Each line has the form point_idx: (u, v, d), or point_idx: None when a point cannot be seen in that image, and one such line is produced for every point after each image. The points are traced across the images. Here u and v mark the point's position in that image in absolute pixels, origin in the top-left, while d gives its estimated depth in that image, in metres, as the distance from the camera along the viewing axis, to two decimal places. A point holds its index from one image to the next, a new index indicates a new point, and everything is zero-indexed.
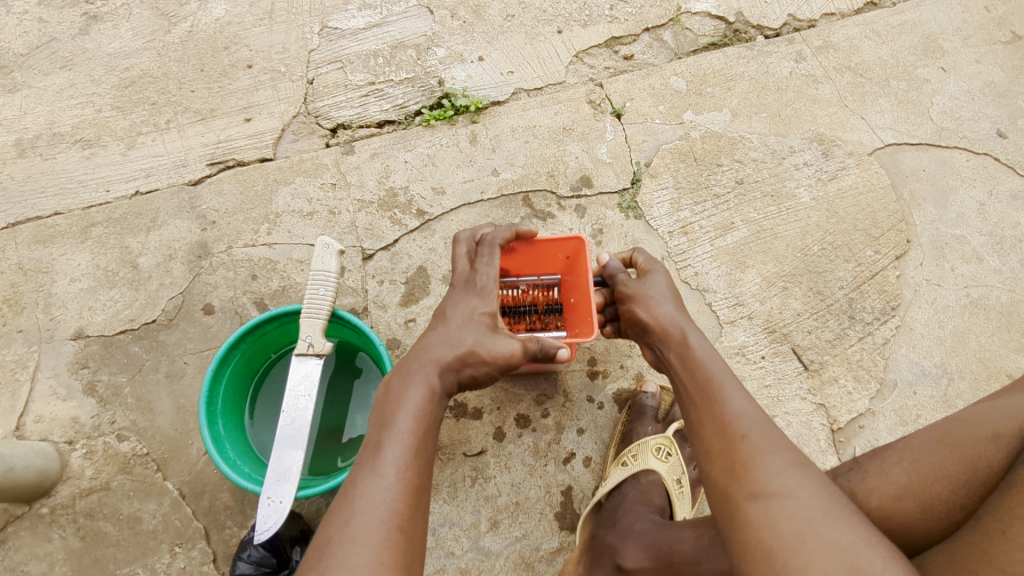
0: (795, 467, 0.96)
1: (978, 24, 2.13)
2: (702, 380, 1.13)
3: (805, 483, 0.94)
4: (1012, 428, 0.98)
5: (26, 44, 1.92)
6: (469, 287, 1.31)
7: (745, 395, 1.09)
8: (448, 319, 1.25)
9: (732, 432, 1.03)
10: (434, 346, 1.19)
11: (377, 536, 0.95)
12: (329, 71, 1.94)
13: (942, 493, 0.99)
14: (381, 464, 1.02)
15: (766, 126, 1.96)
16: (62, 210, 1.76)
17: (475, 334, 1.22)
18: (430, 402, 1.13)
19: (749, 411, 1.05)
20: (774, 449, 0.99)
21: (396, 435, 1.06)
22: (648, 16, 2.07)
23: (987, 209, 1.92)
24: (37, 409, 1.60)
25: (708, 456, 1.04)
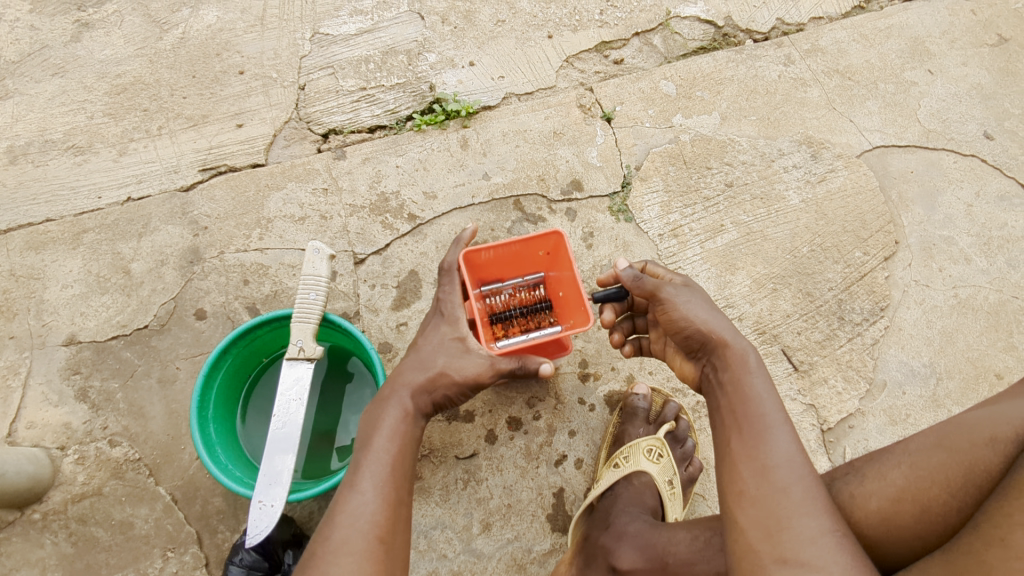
0: (829, 535, 0.94)
1: (965, 27, 2.15)
2: (747, 421, 1.08)
3: (836, 555, 0.93)
4: (1010, 433, 0.95)
5: (18, 51, 1.93)
6: (437, 314, 1.33)
7: (790, 441, 1.04)
8: (420, 347, 1.28)
9: (772, 486, 0.99)
10: (407, 371, 1.24)
11: (360, 547, 1.02)
12: (321, 77, 1.96)
13: (940, 497, 0.98)
14: (360, 481, 1.09)
15: (755, 129, 1.98)
16: (53, 217, 1.77)
17: (447, 356, 1.26)
18: (407, 422, 1.18)
19: (792, 460, 1.02)
20: (812, 513, 0.97)
21: (375, 452, 1.12)
22: (638, 21, 2.09)
23: (974, 210, 1.93)
24: (28, 415, 1.60)
25: (740, 501, 1.01)
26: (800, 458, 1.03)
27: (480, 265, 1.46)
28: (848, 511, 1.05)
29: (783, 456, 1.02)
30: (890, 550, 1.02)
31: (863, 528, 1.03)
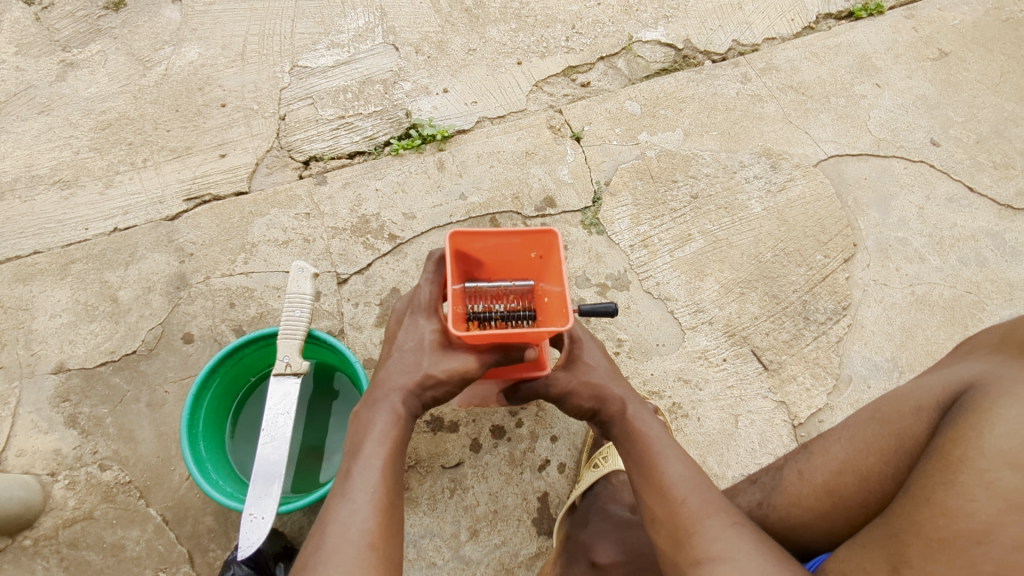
0: (731, 528, 1.04)
1: (908, 43, 2.29)
2: (642, 448, 1.18)
3: (742, 543, 1.01)
4: (931, 400, 1.02)
5: (4, 91, 1.99)
6: (414, 308, 1.25)
7: (683, 459, 1.15)
8: (401, 344, 1.22)
9: (673, 499, 1.09)
10: (393, 374, 1.19)
11: (350, 556, 1.01)
12: (300, 107, 2.04)
13: (876, 465, 1.06)
14: (352, 488, 1.08)
15: (717, 143, 2.09)
16: (41, 249, 1.81)
17: (431, 357, 1.20)
18: (398, 425, 1.16)
19: (686, 474, 1.12)
20: (711, 513, 1.06)
21: (364, 458, 1.11)
22: (602, 46, 2.21)
23: (926, 212, 2.05)
24: (18, 443, 1.62)
25: (654, 524, 1.11)
26: (699, 472, 1.14)
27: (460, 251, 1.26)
28: (799, 486, 1.17)
29: (675, 471, 1.12)
30: (839, 518, 1.11)
31: (812, 500, 1.14)
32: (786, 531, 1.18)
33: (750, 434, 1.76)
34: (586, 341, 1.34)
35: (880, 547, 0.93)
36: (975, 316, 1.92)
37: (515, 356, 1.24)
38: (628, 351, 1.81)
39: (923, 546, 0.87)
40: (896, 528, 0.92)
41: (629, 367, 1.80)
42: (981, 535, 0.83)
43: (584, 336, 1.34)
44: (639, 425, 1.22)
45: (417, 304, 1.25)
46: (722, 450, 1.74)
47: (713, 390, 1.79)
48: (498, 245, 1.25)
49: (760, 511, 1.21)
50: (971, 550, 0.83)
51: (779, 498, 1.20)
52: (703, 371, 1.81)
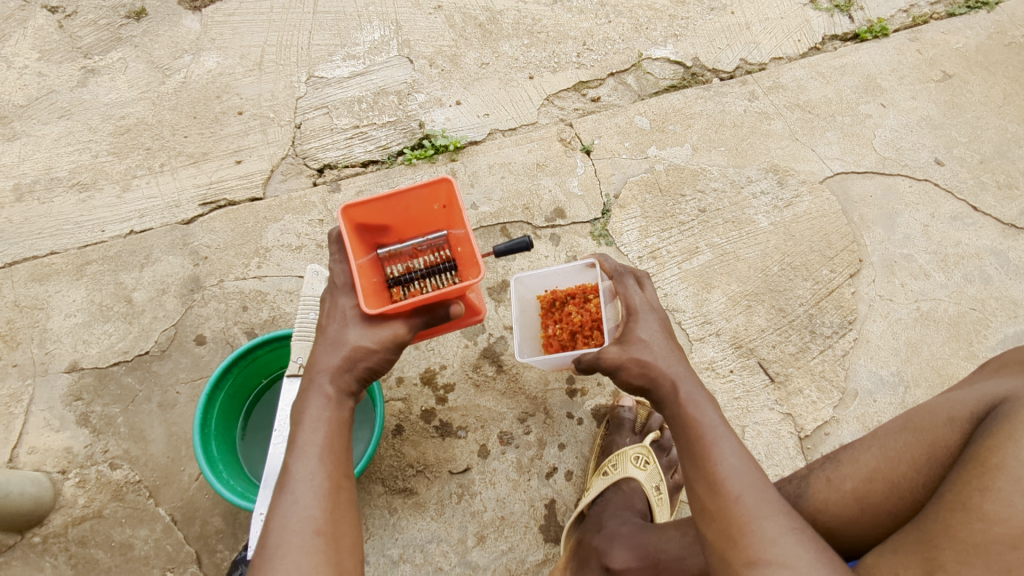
0: (790, 533, 1.01)
1: (913, 64, 2.33)
2: (693, 437, 1.13)
3: (801, 551, 0.99)
4: (965, 412, 1.05)
5: (26, 95, 2.03)
6: (332, 289, 1.23)
7: (739, 448, 1.10)
8: (325, 329, 1.21)
9: (727, 496, 1.05)
10: (321, 357, 1.17)
11: (295, 549, 1.01)
12: (316, 116, 2.08)
13: (908, 473, 1.08)
14: (290, 481, 1.06)
15: (724, 159, 2.12)
16: (58, 250, 1.84)
17: (358, 331, 1.19)
18: (333, 408, 1.14)
19: (741, 467, 1.07)
20: (769, 514, 1.03)
21: (301, 448, 1.10)
22: (612, 62, 2.25)
23: (930, 229, 2.07)
24: (30, 440, 1.64)
25: (704, 515, 1.07)
26: (754, 466, 1.08)
27: (360, 224, 1.25)
28: (827, 493, 1.16)
29: (730, 464, 1.07)
30: (867, 525, 1.13)
31: (841, 507, 1.14)
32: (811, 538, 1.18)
33: (756, 445, 1.77)
34: (647, 315, 1.30)
35: (910, 549, 0.96)
36: (980, 333, 1.94)
37: (442, 315, 1.25)
38: None
39: (958, 550, 0.90)
40: (927, 533, 0.95)
41: None
42: (1016, 540, 0.87)
43: (651, 311, 1.31)
44: (693, 411, 1.15)
45: (335, 284, 1.23)
46: None
47: (720, 401, 1.81)
48: (398, 205, 1.25)
49: None
50: (1006, 555, 0.87)
51: (804, 505, 1.18)
52: (710, 382, 1.82)
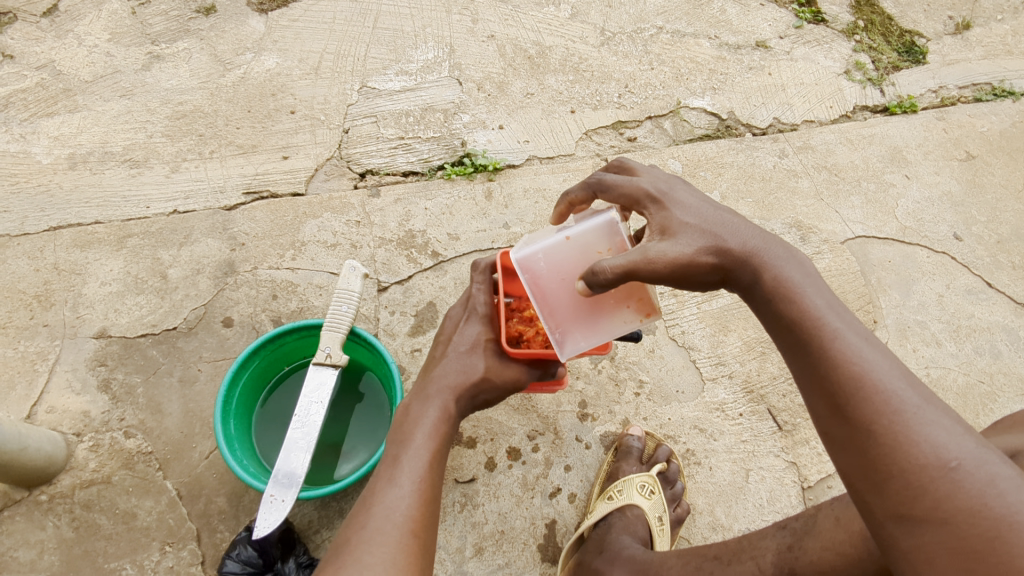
0: (947, 473, 0.81)
1: (938, 142, 2.42)
2: (802, 339, 0.97)
3: (962, 494, 0.80)
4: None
5: (92, 72, 2.12)
6: (471, 313, 1.42)
7: (868, 352, 0.92)
8: (457, 344, 1.38)
9: (854, 417, 0.88)
10: (448, 373, 1.33)
11: (391, 538, 1.08)
12: (364, 124, 2.15)
13: None
14: (399, 475, 1.16)
15: (751, 210, 2.19)
16: (102, 220, 1.90)
17: (485, 361, 1.35)
18: (445, 422, 1.28)
19: (871, 378, 0.89)
20: (914, 440, 0.84)
21: (413, 450, 1.21)
22: (652, 106, 2.34)
23: (945, 299, 2.12)
24: (50, 400, 1.67)
25: (829, 440, 0.92)
26: (887, 375, 0.89)
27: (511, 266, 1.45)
28: (835, 532, 1.24)
29: (852, 376, 0.90)
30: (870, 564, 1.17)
31: (847, 546, 1.20)
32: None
33: (759, 490, 1.78)
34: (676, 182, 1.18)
35: None
36: (986, 406, 1.97)
37: (551, 373, 1.42)
38: (648, 394, 1.86)
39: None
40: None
41: (648, 409, 1.85)
42: None
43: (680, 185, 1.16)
44: (800, 302, 1.00)
45: (475, 308, 1.42)
46: (731, 502, 1.77)
47: (727, 442, 1.83)
48: None
49: (791, 554, 1.27)
50: None
51: (812, 542, 1.26)
52: (719, 423, 1.85)
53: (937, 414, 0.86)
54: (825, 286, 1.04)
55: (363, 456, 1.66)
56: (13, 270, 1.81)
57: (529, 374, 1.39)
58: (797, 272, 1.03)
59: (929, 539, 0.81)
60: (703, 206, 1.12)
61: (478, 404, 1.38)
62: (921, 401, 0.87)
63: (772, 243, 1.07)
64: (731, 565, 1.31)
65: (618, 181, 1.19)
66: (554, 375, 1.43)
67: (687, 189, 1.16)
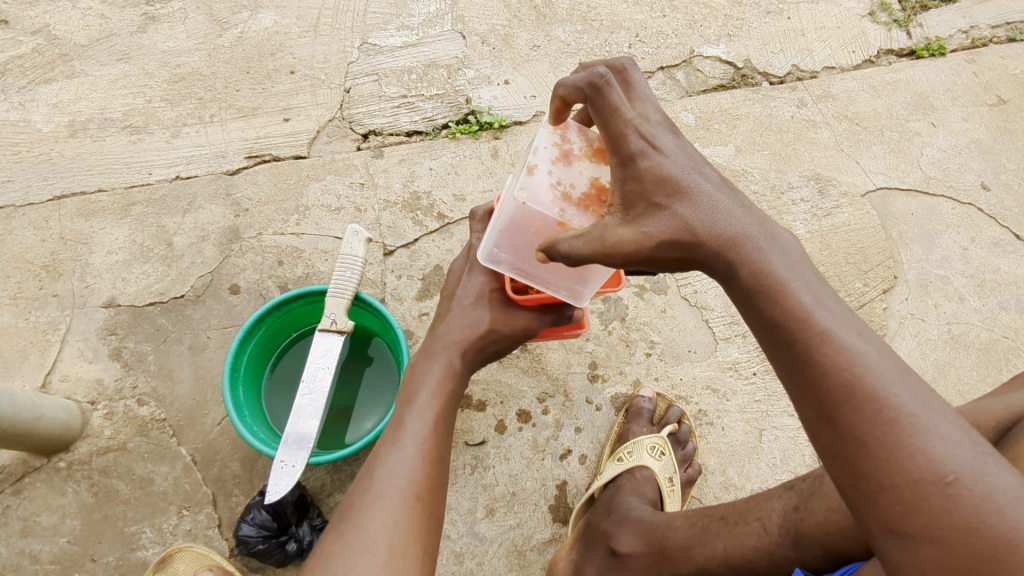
0: (941, 489, 0.76)
1: (967, 86, 2.30)
2: (787, 341, 0.89)
3: (958, 510, 0.75)
4: (991, 422, 1.08)
5: (87, 36, 2.07)
6: (472, 264, 1.42)
7: (860, 354, 0.85)
8: (460, 300, 1.37)
9: (843, 426, 0.83)
10: (453, 330, 1.33)
11: (395, 502, 1.08)
12: (365, 82, 2.09)
13: None
14: (402, 437, 1.16)
15: (767, 163, 2.11)
16: (105, 188, 1.88)
17: (491, 314, 1.35)
18: (450, 378, 1.28)
19: (862, 384, 0.83)
20: (908, 452, 0.78)
21: (416, 411, 1.21)
22: (663, 56, 2.24)
23: (969, 253, 2.05)
24: (64, 369, 1.69)
25: (818, 445, 0.87)
26: (881, 378, 0.83)
27: None
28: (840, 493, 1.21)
29: (841, 383, 0.84)
30: None
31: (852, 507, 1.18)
32: (820, 536, 1.21)
33: (772, 450, 1.77)
34: (665, 138, 1.01)
35: None
36: (1010, 362, 1.92)
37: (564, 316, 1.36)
38: (660, 354, 1.83)
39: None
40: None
41: (659, 369, 1.82)
42: None
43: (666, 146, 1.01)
44: (785, 301, 0.91)
45: (476, 259, 1.42)
46: (743, 462, 1.76)
47: (740, 402, 1.81)
48: None
49: (796, 515, 1.25)
50: None
51: (817, 503, 1.24)
52: (732, 383, 1.82)
53: (934, 419, 0.80)
54: (812, 277, 0.94)
55: (374, 420, 1.66)
56: (20, 241, 1.81)
57: (541, 321, 1.37)
58: (780, 265, 0.95)
59: (923, 558, 0.76)
60: (687, 173, 0.99)
61: (487, 355, 1.39)
62: (918, 410, 0.80)
63: (754, 225, 0.98)
64: (737, 525, 1.30)
65: (613, 103, 1.01)
66: (568, 319, 1.37)
67: (676, 149, 1.01)
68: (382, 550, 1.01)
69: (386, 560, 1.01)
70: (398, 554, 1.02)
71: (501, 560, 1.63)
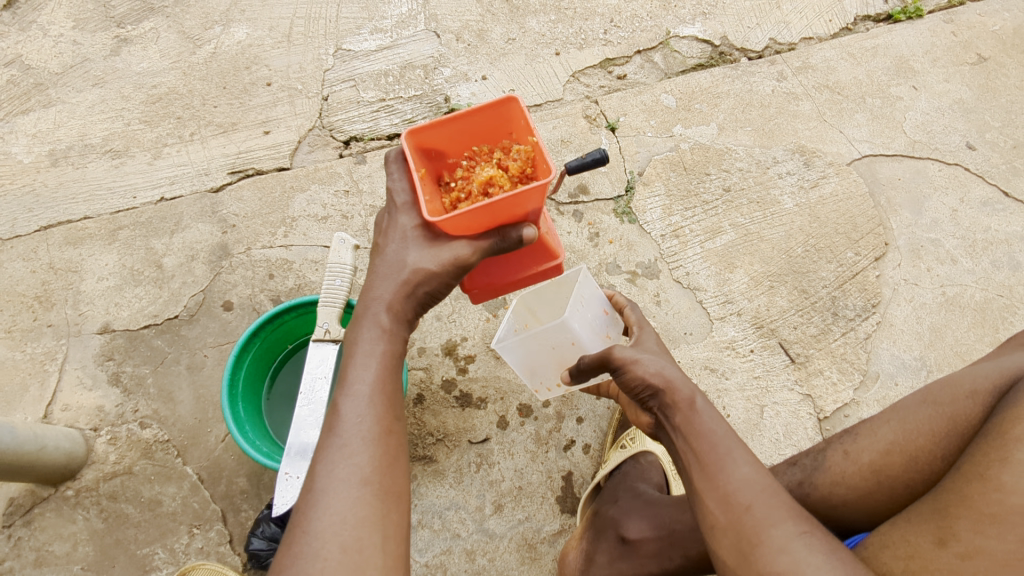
0: (800, 537, 0.94)
1: (946, 47, 2.29)
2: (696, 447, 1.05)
3: (813, 556, 0.92)
4: (988, 385, 1.06)
5: (61, 63, 2.07)
6: (391, 209, 1.21)
7: (744, 456, 1.03)
8: (383, 248, 1.18)
9: (736, 505, 0.98)
10: (377, 284, 1.14)
11: (340, 496, 0.96)
12: (343, 89, 2.08)
13: (926, 446, 1.09)
14: (338, 424, 1.02)
15: (751, 139, 2.10)
16: (91, 215, 1.88)
17: (418, 253, 1.16)
18: (387, 343, 1.10)
19: (749, 479, 1.00)
20: (777, 520, 0.96)
21: (350, 390, 1.05)
22: (640, 40, 2.23)
23: (959, 215, 2.05)
24: (64, 398, 1.70)
25: (712, 531, 1.00)
26: (762, 477, 1.00)
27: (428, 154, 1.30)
28: (843, 466, 1.17)
29: (738, 478, 1.00)
30: (878, 498, 1.14)
31: (858, 480, 1.15)
32: (823, 510, 1.18)
33: (774, 425, 1.78)
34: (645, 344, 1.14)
35: (925, 519, 0.95)
36: (1005, 320, 1.92)
37: (513, 239, 1.22)
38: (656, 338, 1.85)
39: (975, 520, 0.89)
40: (944, 502, 0.94)
41: None
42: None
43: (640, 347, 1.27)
44: (697, 418, 1.07)
45: (394, 202, 1.21)
46: (747, 439, 1.77)
47: (739, 380, 1.82)
48: (462, 129, 1.27)
49: (801, 491, 1.20)
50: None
51: (821, 478, 1.19)
52: (730, 361, 1.84)
53: (811, 550, 0.93)
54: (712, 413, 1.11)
55: None
56: (10, 273, 1.81)
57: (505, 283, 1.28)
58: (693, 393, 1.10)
59: None
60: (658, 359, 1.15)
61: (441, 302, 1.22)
62: (803, 544, 0.93)
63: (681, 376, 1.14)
64: None
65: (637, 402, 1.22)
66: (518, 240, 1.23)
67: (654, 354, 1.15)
68: (334, 551, 0.92)
69: (340, 561, 0.92)
70: (352, 552, 0.92)
71: (513, 554, 1.64)
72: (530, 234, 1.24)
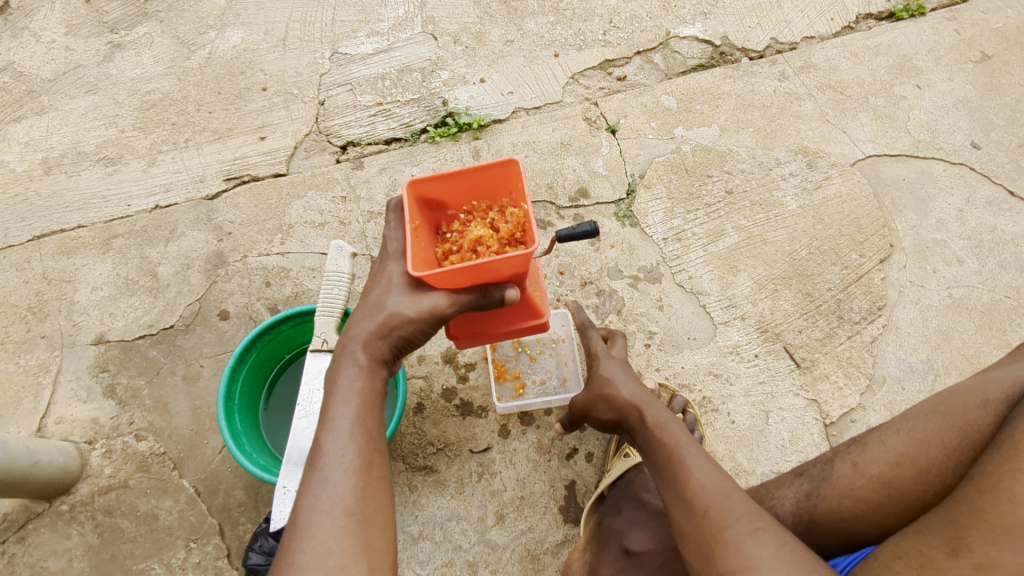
0: (753, 535, 0.97)
1: (950, 45, 2.26)
2: (662, 460, 1.15)
3: (764, 550, 0.95)
4: (1000, 394, 1.04)
5: (53, 70, 2.04)
6: (382, 255, 1.13)
7: (706, 464, 1.11)
8: (370, 295, 1.10)
9: (696, 511, 1.04)
10: (356, 323, 1.06)
11: (323, 528, 0.88)
12: (339, 93, 2.06)
13: (937, 457, 1.06)
14: (319, 459, 0.94)
15: (753, 140, 2.07)
16: (84, 224, 1.86)
17: (399, 297, 1.07)
18: (367, 377, 1.02)
19: (712, 484, 1.06)
20: (732, 521, 1.00)
21: (330, 423, 0.97)
22: (639, 40, 2.20)
23: (965, 215, 2.02)
24: (58, 410, 1.67)
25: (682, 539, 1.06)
26: (727, 485, 1.06)
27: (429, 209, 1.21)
28: (852, 478, 1.14)
29: (698, 484, 1.07)
30: (889, 514, 1.09)
31: (866, 492, 1.12)
32: (836, 523, 1.15)
33: (780, 431, 1.75)
34: (606, 358, 1.42)
35: (935, 530, 0.89)
36: (1014, 322, 1.88)
37: (495, 298, 1.13)
38: (659, 344, 1.82)
39: (986, 531, 0.83)
40: (956, 514, 0.88)
41: (660, 359, 1.81)
42: None
43: (603, 381, 1.36)
44: (659, 432, 1.20)
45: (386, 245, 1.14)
46: (752, 446, 1.74)
47: (744, 385, 1.79)
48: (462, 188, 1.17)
49: (808, 503, 1.19)
50: None
51: (829, 489, 1.17)
52: (735, 366, 1.81)
53: (762, 546, 0.96)
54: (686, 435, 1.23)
55: None
56: (3, 284, 1.79)
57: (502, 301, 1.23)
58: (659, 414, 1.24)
59: None
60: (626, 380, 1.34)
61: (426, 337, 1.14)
62: (756, 541, 0.97)
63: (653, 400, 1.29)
64: None
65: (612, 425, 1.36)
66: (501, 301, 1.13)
67: (616, 365, 1.39)
68: None
69: None
70: None
71: (516, 566, 1.61)
72: (514, 296, 1.14)
